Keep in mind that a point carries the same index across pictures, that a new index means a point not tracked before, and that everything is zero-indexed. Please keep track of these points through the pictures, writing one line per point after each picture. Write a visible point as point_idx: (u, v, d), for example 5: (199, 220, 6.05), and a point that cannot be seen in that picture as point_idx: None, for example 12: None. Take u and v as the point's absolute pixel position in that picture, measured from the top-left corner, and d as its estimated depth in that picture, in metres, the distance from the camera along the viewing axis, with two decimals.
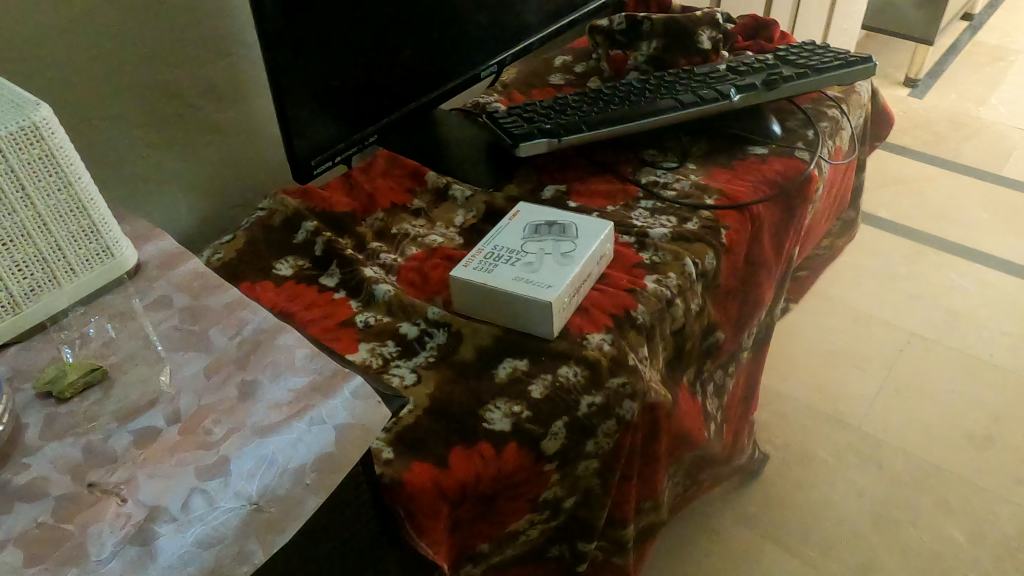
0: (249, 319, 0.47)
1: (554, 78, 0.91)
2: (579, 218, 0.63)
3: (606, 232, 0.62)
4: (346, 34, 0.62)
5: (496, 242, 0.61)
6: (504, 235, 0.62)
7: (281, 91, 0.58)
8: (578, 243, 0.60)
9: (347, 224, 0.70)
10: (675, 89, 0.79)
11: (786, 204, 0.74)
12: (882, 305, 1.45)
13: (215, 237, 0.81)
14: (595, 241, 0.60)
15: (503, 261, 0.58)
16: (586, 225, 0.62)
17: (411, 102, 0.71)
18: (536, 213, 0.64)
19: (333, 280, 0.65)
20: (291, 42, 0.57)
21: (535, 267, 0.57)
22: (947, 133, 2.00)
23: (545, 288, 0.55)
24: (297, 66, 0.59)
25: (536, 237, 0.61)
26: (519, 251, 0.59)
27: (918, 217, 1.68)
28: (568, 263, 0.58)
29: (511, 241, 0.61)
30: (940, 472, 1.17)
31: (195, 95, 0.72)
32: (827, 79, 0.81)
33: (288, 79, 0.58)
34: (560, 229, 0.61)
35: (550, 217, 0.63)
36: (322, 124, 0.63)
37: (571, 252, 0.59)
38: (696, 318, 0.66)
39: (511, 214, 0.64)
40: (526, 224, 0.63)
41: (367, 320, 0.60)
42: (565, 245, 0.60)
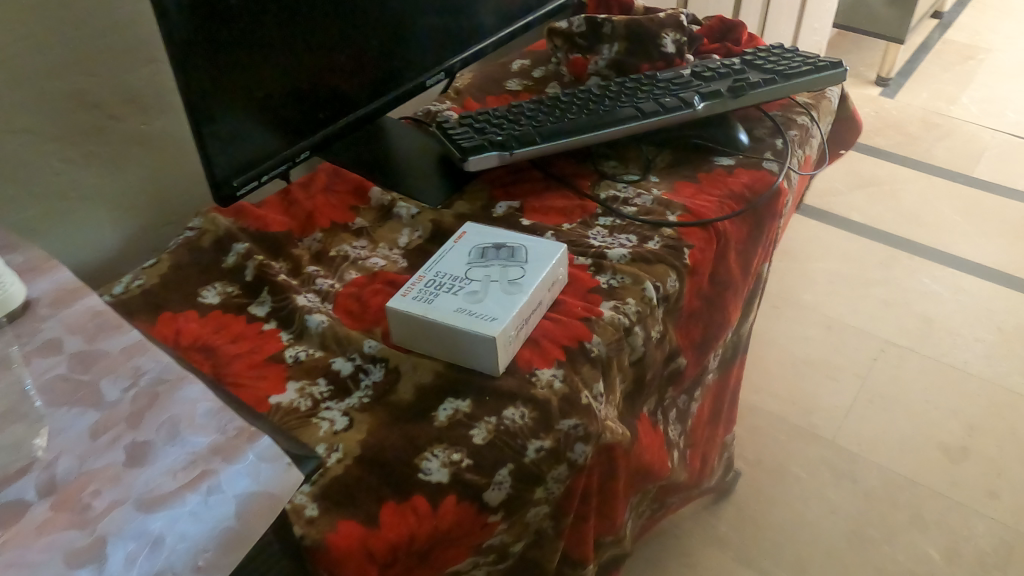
0: (147, 367, 0.42)
1: (511, 84, 0.86)
2: (530, 240, 0.58)
3: (559, 255, 0.57)
4: (266, 42, 0.56)
5: (439, 267, 0.56)
6: (448, 260, 0.57)
7: (195, 106, 0.53)
8: (528, 267, 0.55)
9: (283, 246, 0.64)
10: (637, 96, 0.74)
11: (754, 219, 0.70)
12: (857, 312, 1.42)
13: (144, 257, 0.75)
14: (547, 265, 0.56)
15: (445, 289, 0.53)
16: (538, 247, 0.57)
17: (351, 112, 0.66)
18: (484, 234, 0.59)
19: (263, 308, 0.59)
20: (206, 52, 0.52)
21: (479, 298, 0.52)
22: (920, 134, 1.98)
23: (488, 323, 0.50)
24: (214, 77, 0.53)
25: (484, 262, 0.56)
26: (463, 278, 0.54)
27: (891, 220, 1.65)
28: (516, 291, 0.53)
29: (456, 266, 0.56)
30: (914, 486, 1.14)
31: (115, 105, 0.67)
32: (796, 86, 0.77)
33: (203, 91, 0.53)
34: (510, 252, 0.56)
35: (499, 238, 0.58)
36: (247, 140, 0.58)
37: (521, 277, 0.54)
38: (659, 345, 0.61)
39: (458, 234, 0.59)
40: (473, 247, 0.58)
41: (297, 355, 0.55)
42: (513, 269, 0.55)
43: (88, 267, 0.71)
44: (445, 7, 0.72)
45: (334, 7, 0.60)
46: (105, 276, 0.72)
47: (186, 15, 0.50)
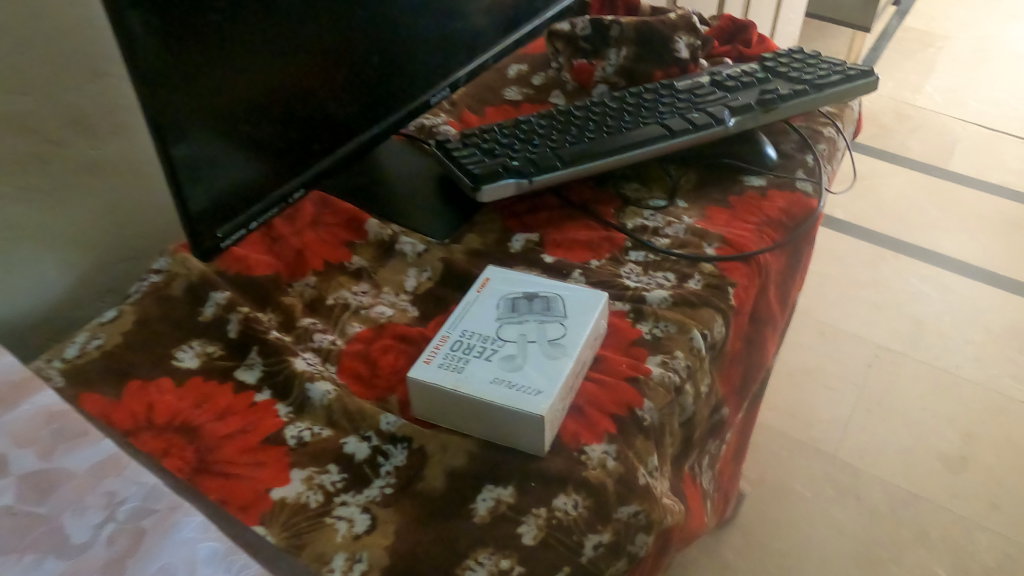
0: (124, 494, 0.33)
1: (510, 93, 0.78)
2: (565, 289, 0.51)
3: (599, 307, 0.50)
4: (253, 66, 0.46)
5: (464, 326, 0.48)
6: (473, 316, 0.49)
7: (172, 148, 0.43)
8: (568, 324, 0.48)
9: (270, 293, 0.56)
10: (659, 110, 0.67)
11: (792, 248, 0.64)
12: (847, 317, 1.38)
13: (98, 299, 0.65)
14: (589, 321, 0.48)
15: (476, 354, 0.46)
16: (576, 299, 0.50)
17: (350, 140, 0.56)
18: (510, 281, 0.52)
19: (253, 373, 0.51)
20: (185, 82, 0.42)
21: (517, 364, 0.45)
22: (892, 126, 1.95)
23: (533, 397, 0.43)
24: (193, 112, 0.43)
25: (516, 319, 0.48)
26: (495, 341, 0.47)
27: (872, 217, 1.61)
28: (559, 355, 0.45)
29: (484, 324, 0.48)
30: (917, 500, 1.11)
31: (58, 132, 0.57)
32: (827, 97, 0.70)
33: (182, 129, 0.43)
34: (545, 306, 0.49)
35: (529, 288, 0.51)
36: (232, 182, 0.47)
37: (562, 337, 0.47)
38: (706, 400, 0.55)
39: (480, 283, 0.52)
40: (501, 300, 0.50)
41: (300, 436, 0.47)
42: (552, 326, 0.48)
43: (38, 314, 0.60)
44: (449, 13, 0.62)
45: (333, 19, 0.51)
46: (60, 321, 0.62)
47: (159, 37, 0.39)
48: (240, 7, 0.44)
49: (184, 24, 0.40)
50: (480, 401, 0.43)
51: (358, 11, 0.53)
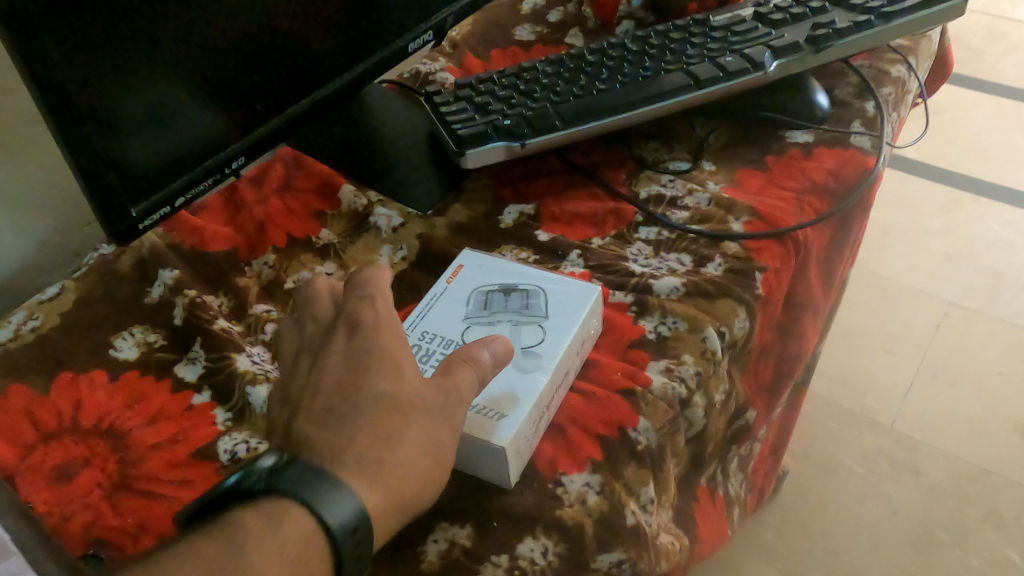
0: None
1: (521, 33, 0.69)
2: (550, 280, 0.43)
3: (589, 300, 0.41)
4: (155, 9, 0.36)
5: (426, 330, 0.41)
6: (438, 315, 0.42)
7: (59, 116, 0.34)
8: (548, 325, 0.40)
9: (224, 274, 0.49)
10: (685, 53, 0.56)
11: (841, 218, 0.53)
12: (916, 270, 1.24)
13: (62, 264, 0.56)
14: (575, 320, 0.40)
15: (435, 367, 0.39)
16: (561, 294, 0.42)
17: (316, 91, 0.46)
18: (487, 270, 0.44)
19: (193, 370, 0.44)
20: (59, 27, 0.33)
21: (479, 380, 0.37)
22: (984, 46, 1.72)
23: (494, 424, 0.35)
24: (77, 63, 0.34)
25: (488, 321, 0.41)
26: (460, 350, 0.40)
27: (953, 155, 1.44)
28: (532, 366, 0.38)
29: (451, 327, 0.41)
30: (987, 475, 0.99)
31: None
32: (899, 29, 0.57)
33: (70, 90, 0.34)
34: (524, 305, 0.41)
35: (508, 282, 0.43)
36: (148, 152, 0.39)
37: (539, 343, 0.39)
38: (722, 409, 0.46)
39: (452, 271, 0.45)
40: (473, 296, 0.43)
41: (234, 451, 0.40)
42: (528, 330, 0.40)
43: None
44: None
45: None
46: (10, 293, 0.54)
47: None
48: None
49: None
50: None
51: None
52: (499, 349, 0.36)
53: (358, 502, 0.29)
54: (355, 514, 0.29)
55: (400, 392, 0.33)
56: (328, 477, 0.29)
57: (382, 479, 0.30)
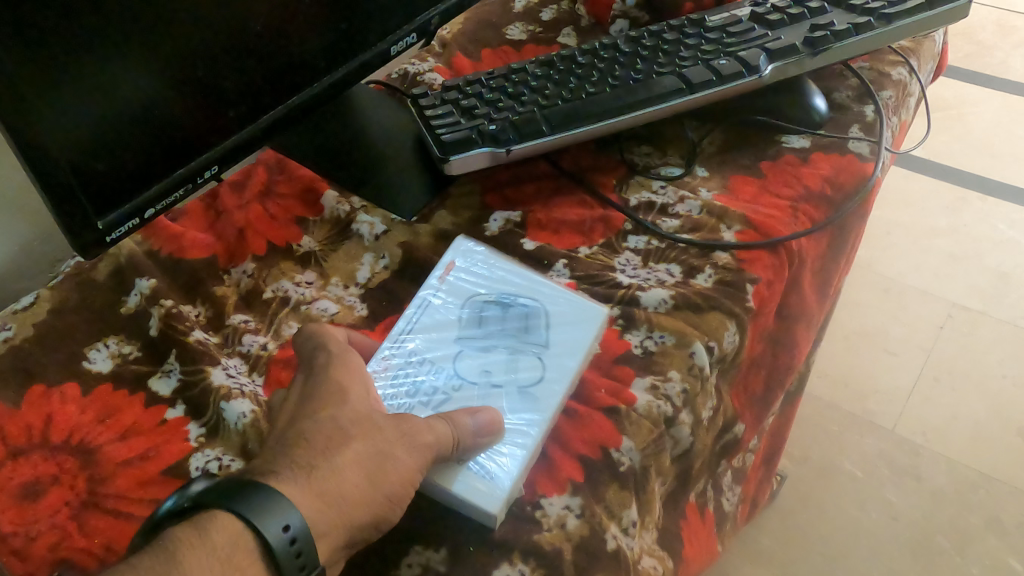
0: None
1: (513, 31, 0.67)
2: (554, 308, 0.42)
3: (591, 337, 0.41)
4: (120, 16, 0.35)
5: (423, 351, 0.40)
6: (434, 329, 0.42)
7: (8, 128, 0.32)
8: (550, 368, 0.40)
9: (202, 283, 0.48)
10: (678, 55, 0.55)
11: (838, 227, 0.52)
12: (920, 270, 1.22)
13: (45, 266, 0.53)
14: (576, 365, 0.40)
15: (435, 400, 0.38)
16: (564, 327, 0.41)
17: (293, 96, 0.44)
18: (486, 283, 0.44)
19: (168, 384, 0.43)
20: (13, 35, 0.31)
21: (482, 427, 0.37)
22: (994, 41, 1.69)
23: (494, 488, 0.35)
24: (33, 72, 0.32)
25: (487, 351, 0.40)
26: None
27: (960, 152, 1.42)
28: (536, 420, 0.38)
29: (449, 350, 0.40)
30: (990, 482, 0.97)
31: None
32: (900, 31, 0.55)
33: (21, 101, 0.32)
34: (524, 336, 0.41)
35: (511, 303, 0.42)
36: (114, 163, 0.37)
37: (541, 390, 0.39)
38: (710, 425, 0.45)
39: (453, 282, 0.44)
40: (468, 311, 0.42)
41: (206, 468, 0.39)
42: (525, 366, 0.40)
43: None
44: None
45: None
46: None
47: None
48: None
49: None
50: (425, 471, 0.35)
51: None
52: (485, 420, 0.36)
53: (297, 514, 0.29)
54: (296, 523, 0.29)
55: (338, 415, 0.34)
56: (266, 489, 0.30)
57: (316, 483, 0.31)
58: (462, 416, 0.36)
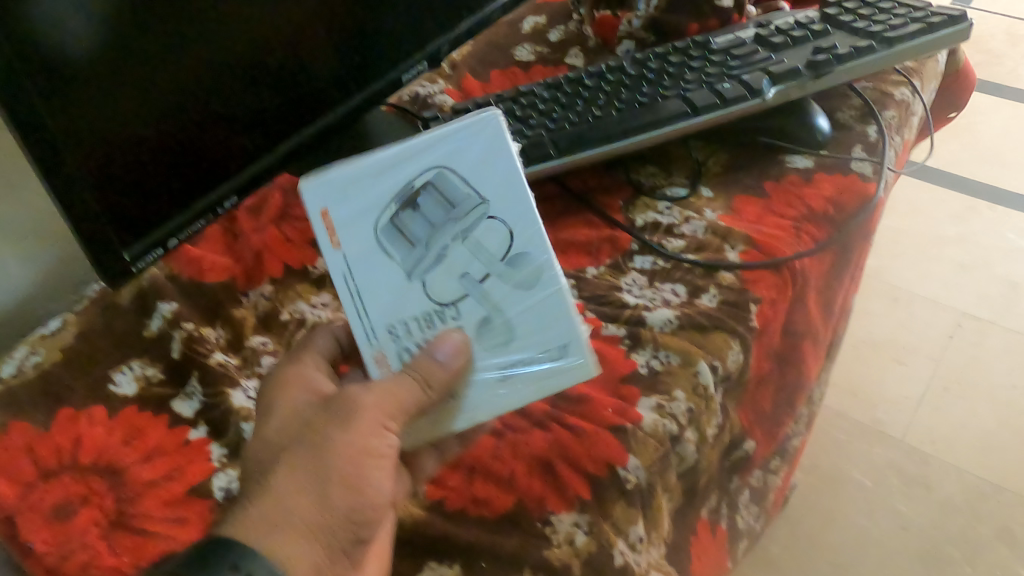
0: None
1: (521, 53, 0.69)
2: (437, 154, 0.37)
3: (504, 142, 0.37)
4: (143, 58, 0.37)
5: (382, 321, 0.37)
6: (371, 281, 0.37)
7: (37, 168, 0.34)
8: (503, 218, 0.37)
9: (221, 306, 0.49)
10: (683, 78, 0.56)
11: (842, 246, 0.53)
12: (930, 279, 1.22)
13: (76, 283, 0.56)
14: (513, 185, 0.37)
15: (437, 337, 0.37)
16: (474, 161, 0.37)
17: (309, 125, 0.46)
18: (364, 188, 0.37)
19: (190, 406, 0.45)
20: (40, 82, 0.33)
21: (510, 330, 0.37)
22: (1004, 50, 1.70)
23: (568, 361, 0.37)
24: (56, 114, 0.34)
25: (436, 260, 0.37)
26: (445, 312, 0.37)
27: (970, 161, 1.42)
28: (545, 275, 0.37)
29: (403, 292, 0.37)
30: (1000, 492, 0.97)
31: None
32: (901, 54, 0.56)
33: (52, 144, 0.34)
34: (451, 207, 0.37)
35: (398, 192, 0.37)
36: (138, 197, 0.39)
37: (516, 245, 0.37)
38: (716, 442, 0.46)
39: (337, 232, 0.37)
40: (381, 230, 0.37)
41: (228, 488, 0.41)
42: (480, 230, 0.37)
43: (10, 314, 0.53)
44: None
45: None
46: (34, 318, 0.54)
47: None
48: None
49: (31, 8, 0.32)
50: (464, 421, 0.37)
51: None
52: (456, 341, 0.36)
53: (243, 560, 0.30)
54: None
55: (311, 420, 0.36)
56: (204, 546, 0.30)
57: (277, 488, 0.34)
58: (423, 356, 0.36)
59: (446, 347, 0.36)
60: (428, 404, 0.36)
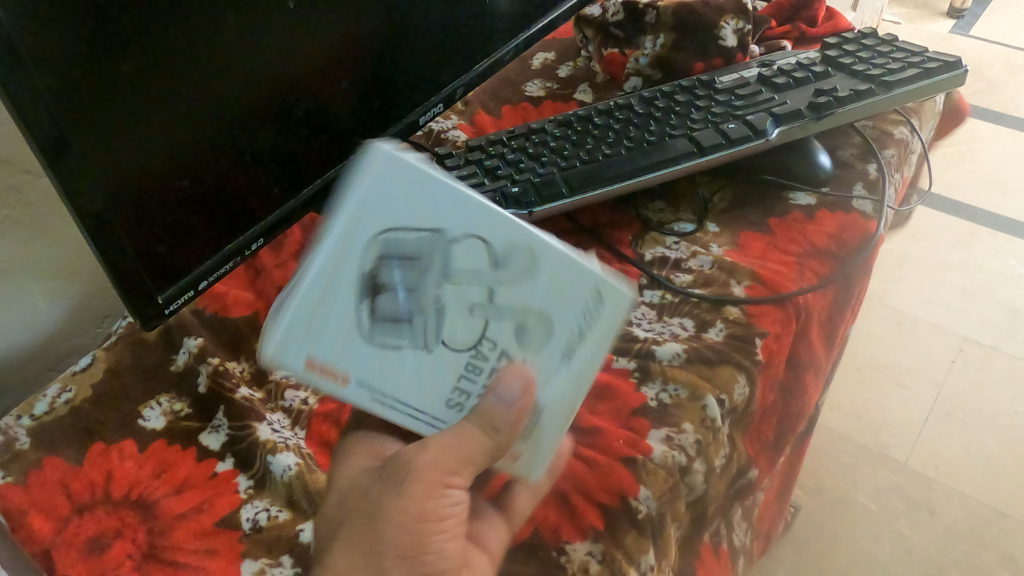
0: None
1: (531, 88, 0.71)
2: (360, 224, 0.30)
3: (410, 162, 0.31)
4: (182, 113, 0.39)
5: (435, 404, 0.34)
6: (386, 377, 0.33)
7: (84, 221, 0.36)
8: (466, 230, 0.32)
9: (245, 342, 0.52)
10: (690, 117, 0.58)
11: (844, 282, 0.55)
12: (931, 304, 1.24)
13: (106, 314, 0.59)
14: (450, 191, 0.32)
15: (495, 377, 0.35)
16: (400, 203, 0.31)
17: (335, 165, 0.49)
18: (315, 315, 0.31)
19: (217, 439, 0.46)
20: (89, 140, 0.35)
21: (550, 321, 0.35)
22: (1002, 78, 1.72)
23: (608, 300, 0.35)
24: (105, 170, 0.36)
25: (438, 317, 0.33)
26: (481, 350, 0.34)
27: (970, 187, 1.44)
28: (541, 247, 0.34)
29: (433, 366, 0.34)
30: (1004, 517, 0.98)
31: (19, 155, 0.50)
32: (895, 99, 0.59)
33: (96, 199, 0.36)
34: (414, 262, 0.32)
35: (356, 288, 0.31)
36: (175, 242, 0.41)
37: (497, 243, 0.33)
38: (723, 472, 0.48)
39: (330, 371, 0.32)
40: (368, 332, 0.32)
41: (255, 518, 0.43)
42: (460, 253, 0.32)
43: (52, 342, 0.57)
44: (463, 16, 0.53)
45: (301, 28, 0.43)
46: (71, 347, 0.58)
47: (28, 112, 0.32)
48: (152, 33, 0.36)
49: (75, 77, 0.33)
50: (559, 426, 0.37)
51: (342, 16, 0.45)
52: (511, 381, 0.34)
53: None
54: None
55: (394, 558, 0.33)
56: None
57: None
58: (488, 400, 0.34)
59: (517, 385, 0.34)
60: (500, 445, 0.35)
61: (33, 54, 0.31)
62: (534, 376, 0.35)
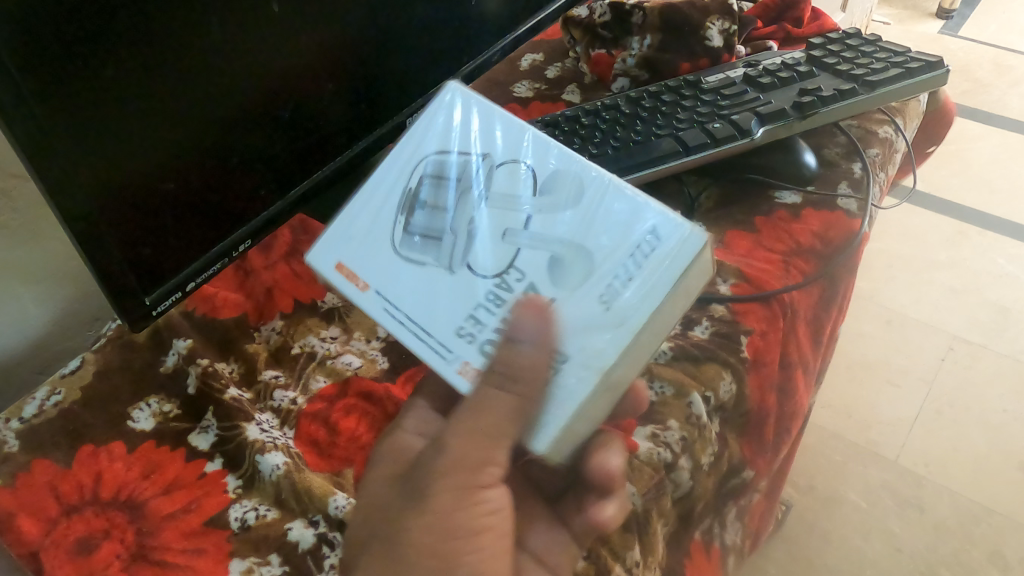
0: None
1: (520, 89, 0.71)
2: (423, 153, 0.38)
3: (473, 98, 0.39)
4: (169, 116, 0.39)
5: (449, 329, 0.35)
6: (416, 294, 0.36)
7: (69, 223, 0.36)
8: (525, 166, 0.36)
9: (234, 343, 0.52)
10: (675, 117, 0.59)
11: (829, 279, 0.55)
12: (921, 303, 1.24)
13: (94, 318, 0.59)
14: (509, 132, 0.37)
15: (515, 308, 0.34)
16: (449, 134, 0.38)
17: (320, 167, 0.49)
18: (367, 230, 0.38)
19: (207, 440, 0.47)
20: (73, 143, 0.35)
21: (583, 250, 0.34)
22: (992, 79, 1.73)
23: (665, 238, 0.33)
24: (90, 173, 0.36)
25: (466, 237, 0.35)
26: (508, 281, 0.34)
27: (959, 186, 1.45)
28: (589, 181, 0.35)
29: (454, 286, 0.35)
30: (992, 515, 0.99)
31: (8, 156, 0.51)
32: (879, 99, 0.60)
33: (81, 202, 0.36)
34: (456, 184, 0.37)
35: (399, 205, 0.38)
36: (161, 245, 0.41)
37: (541, 174, 0.36)
38: (710, 469, 0.48)
39: (353, 274, 0.38)
40: (406, 242, 0.37)
41: (243, 518, 0.43)
42: (496, 178, 0.36)
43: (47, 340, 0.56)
44: (449, 18, 0.54)
45: (287, 30, 0.43)
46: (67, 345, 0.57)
47: (11, 116, 0.32)
48: (137, 36, 0.36)
49: (58, 80, 0.33)
50: (586, 383, 0.32)
51: (328, 18, 0.45)
52: (529, 306, 0.33)
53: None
54: None
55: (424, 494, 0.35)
56: None
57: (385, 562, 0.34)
58: (508, 329, 0.34)
59: (530, 317, 0.33)
60: (509, 385, 0.33)
61: (16, 56, 0.31)
62: (562, 315, 0.33)
